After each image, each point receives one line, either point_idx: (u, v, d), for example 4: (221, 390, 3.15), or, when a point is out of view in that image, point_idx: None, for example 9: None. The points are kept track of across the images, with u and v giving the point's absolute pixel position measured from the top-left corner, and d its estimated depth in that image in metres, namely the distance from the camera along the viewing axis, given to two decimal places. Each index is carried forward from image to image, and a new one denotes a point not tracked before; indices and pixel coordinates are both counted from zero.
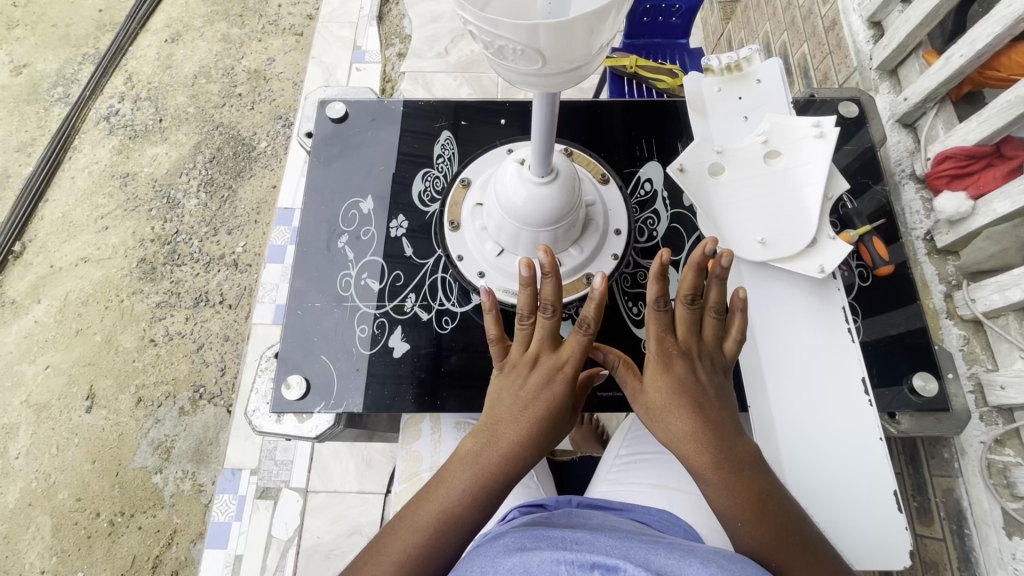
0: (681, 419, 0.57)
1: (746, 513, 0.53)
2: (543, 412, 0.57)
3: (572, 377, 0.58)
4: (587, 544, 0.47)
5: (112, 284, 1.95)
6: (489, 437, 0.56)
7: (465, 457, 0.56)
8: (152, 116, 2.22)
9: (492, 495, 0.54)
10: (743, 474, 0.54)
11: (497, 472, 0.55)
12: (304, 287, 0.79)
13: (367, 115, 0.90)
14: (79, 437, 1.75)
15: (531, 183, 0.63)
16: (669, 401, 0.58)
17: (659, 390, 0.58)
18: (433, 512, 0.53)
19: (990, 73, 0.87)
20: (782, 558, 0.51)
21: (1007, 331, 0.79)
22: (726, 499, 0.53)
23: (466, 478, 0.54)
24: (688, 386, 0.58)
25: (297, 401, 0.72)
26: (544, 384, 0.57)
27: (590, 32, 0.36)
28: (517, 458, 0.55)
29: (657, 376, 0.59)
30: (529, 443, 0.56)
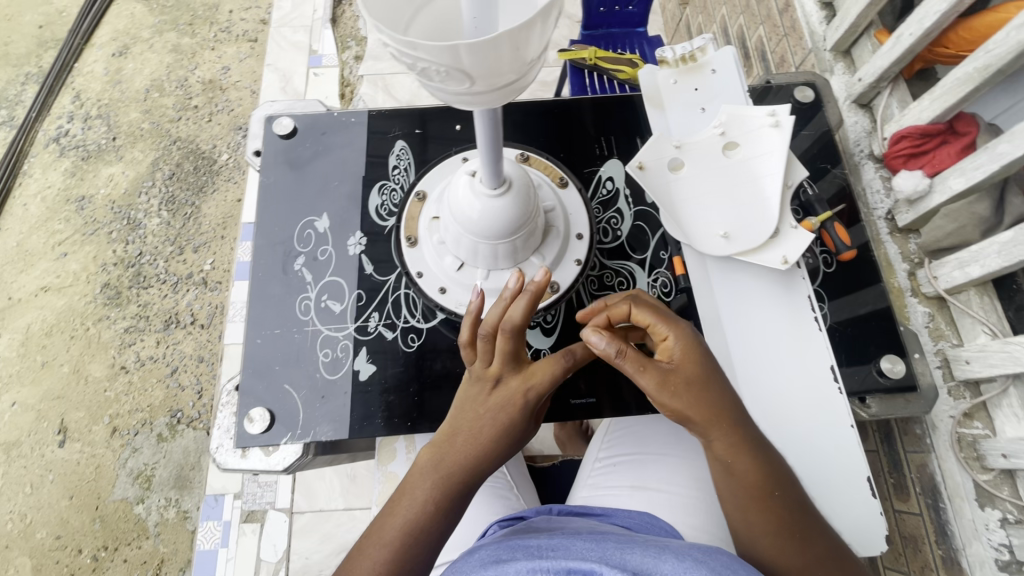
0: (720, 393, 0.55)
1: (773, 482, 0.54)
2: (506, 428, 0.55)
3: (533, 400, 0.56)
4: (563, 550, 0.47)
5: (76, 312, 1.88)
6: (448, 448, 0.55)
7: (423, 469, 0.55)
8: (105, 134, 2.14)
9: (453, 505, 0.54)
10: (763, 453, 0.55)
11: (459, 479, 0.54)
12: (262, 314, 0.77)
13: (316, 129, 0.87)
14: (54, 473, 1.69)
15: (484, 196, 0.60)
16: (704, 378, 0.55)
17: (694, 367, 0.55)
18: (397, 529, 0.52)
19: (940, 50, 0.88)
20: (803, 526, 0.53)
21: (969, 306, 0.81)
22: (751, 469, 0.54)
23: (427, 490, 0.54)
24: (713, 365, 0.56)
25: (262, 434, 0.70)
26: (504, 405, 0.56)
27: (518, 46, 0.34)
28: (477, 467, 0.55)
29: (688, 357, 0.55)
30: (487, 457, 0.55)
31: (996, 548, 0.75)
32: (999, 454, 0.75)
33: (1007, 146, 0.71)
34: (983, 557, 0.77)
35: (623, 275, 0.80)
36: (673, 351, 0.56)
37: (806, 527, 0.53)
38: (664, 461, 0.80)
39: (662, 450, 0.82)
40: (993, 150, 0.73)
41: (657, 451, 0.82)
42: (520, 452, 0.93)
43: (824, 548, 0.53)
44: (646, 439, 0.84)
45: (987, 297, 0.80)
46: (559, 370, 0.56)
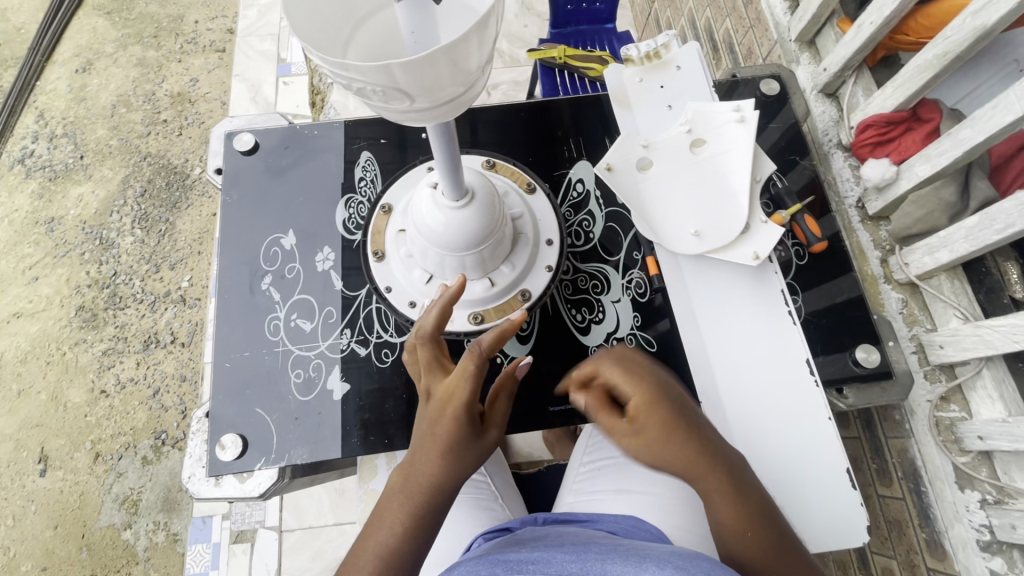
0: (681, 443, 0.53)
1: (751, 518, 0.51)
2: (453, 443, 0.53)
3: (464, 410, 0.54)
4: (542, 564, 0.46)
5: (51, 338, 1.83)
6: (407, 472, 0.53)
7: (393, 497, 0.53)
8: (71, 153, 2.08)
9: (426, 527, 0.51)
10: (742, 487, 0.53)
11: (428, 500, 0.52)
12: (230, 337, 0.75)
13: (278, 144, 0.85)
14: (36, 504, 1.65)
15: (447, 208, 0.59)
16: (661, 432, 0.54)
17: (653, 430, 0.54)
18: (369, 561, 0.49)
19: (900, 38, 0.88)
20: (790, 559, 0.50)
21: (941, 291, 0.81)
22: (737, 515, 0.51)
23: (398, 523, 0.51)
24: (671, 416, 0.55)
25: (235, 461, 0.68)
26: (437, 416, 0.55)
27: (456, 61, 0.32)
28: (441, 490, 0.52)
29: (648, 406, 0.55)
30: (444, 477, 0.53)
31: (977, 528, 0.76)
32: (976, 436, 0.76)
33: (969, 132, 0.72)
34: (966, 538, 0.77)
35: (598, 278, 0.79)
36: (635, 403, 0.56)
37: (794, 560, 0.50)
38: None
39: None
40: (956, 135, 0.74)
41: None
42: (504, 460, 0.92)
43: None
44: None
45: (957, 280, 0.80)
46: (472, 370, 0.54)
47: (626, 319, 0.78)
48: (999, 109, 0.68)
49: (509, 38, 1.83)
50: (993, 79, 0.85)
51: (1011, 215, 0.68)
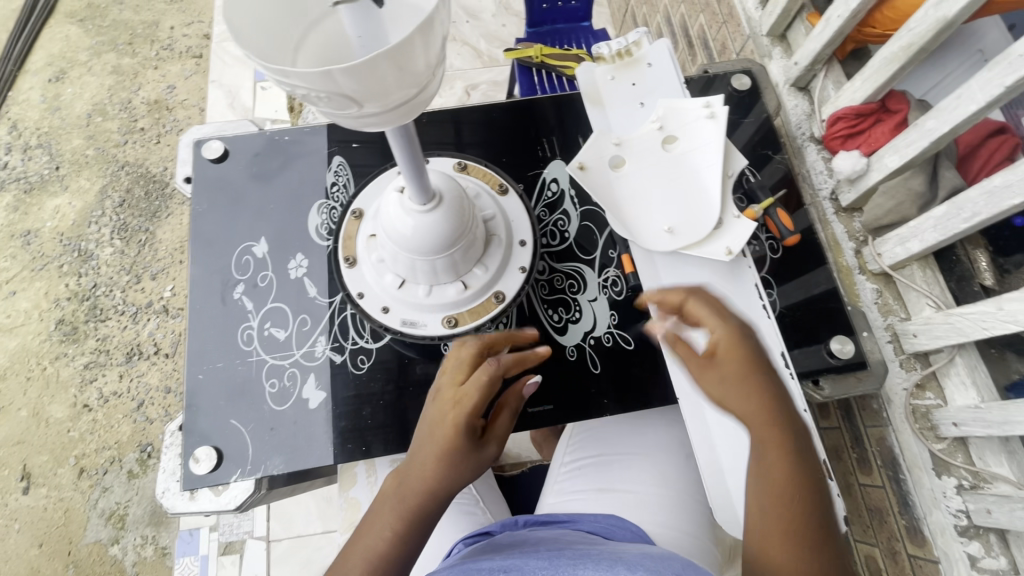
0: (751, 390, 0.55)
1: (797, 491, 0.52)
2: (447, 456, 0.55)
3: (463, 420, 0.55)
4: (516, 571, 0.46)
5: (31, 353, 1.80)
6: (403, 477, 0.56)
7: (386, 502, 0.56)
8: (47, 164, 2.04)
9: (412, 539, 0.55)
10: (797, 467, 0.53)
11: (418, 510, 0.55)
12: (203, 348, 0.74)
13: (249, 151, 0.84)
14: (20, 523, 1.62)
15: (415, 212, 0.58)
16: (741, 374, 0.56)
17: (735, 365, 0.57)
18: (358, 562, 0.53)
19: (867, 31, 0.89)
20: (820, 540, 0.51)
21: (914, 280, 0.82)
22: (786, 483, 0.52)
23: (388, 530, 0.54)
24: (755, 361, 0.56)
25: (209, 474, 0.67)
26: (439, 418, 0.56)
27: (401, 64, 0.32)
28: (432, 501, 0.55)
29: (737, 348, 0.57)
30: (438, 487, 0.55)
31: (955, 514, 0.77)
32: (951, 423, 0.77)
33: (934, 122, 0.72)
34: (944, 524, 0.78)
35: (574, 278, 0.79)
36: (719, 339, 0.58)
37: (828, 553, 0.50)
38: (630, 460, 0.80)
39: (627, 450, 0.81)
40: (922, 126, 0.74)
41: (623, 450, 0.81)
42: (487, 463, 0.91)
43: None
44: (611, 439, 0.83)
45: (928, 269, 0.81)
46: (484, 382, 0.56)
47: (603, 318, 0.77)
48: (963, 99, 0.68)
49: (487, 38, 1.83)
50: (959, 69, 0.86)
51: (977, 204, 0.69)
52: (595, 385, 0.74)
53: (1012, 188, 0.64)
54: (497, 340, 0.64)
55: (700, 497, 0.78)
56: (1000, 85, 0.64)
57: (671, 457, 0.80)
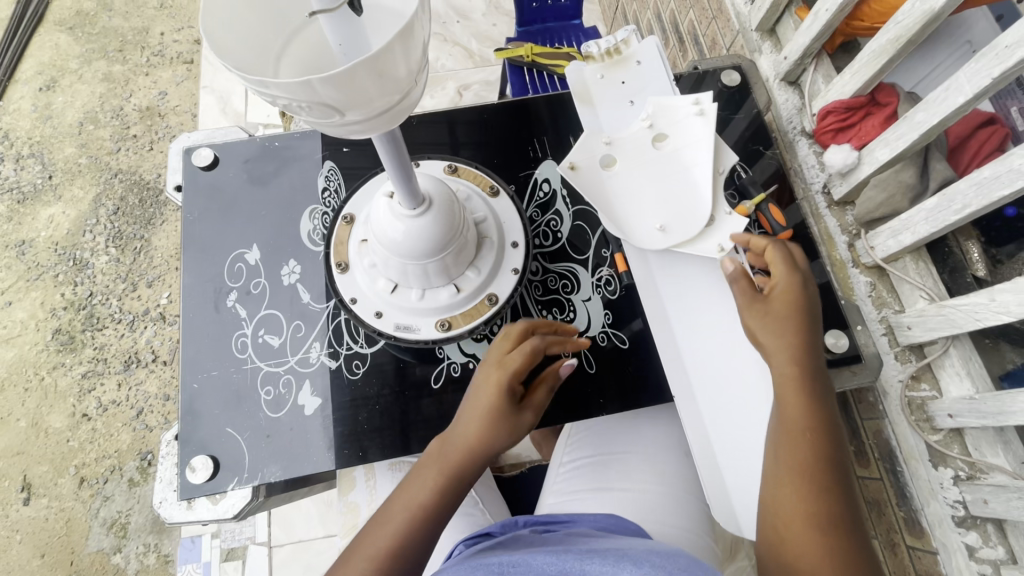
0: (788, 333, 0.63)
1: (809, 429, 0.59)
2: (491, 416, 0.61)
3: (507, 384, 0.61)
4: (524, 567, 0.46)
5: (28, 363, 1.79)
6: (448, 438, 0.62)
7: (430, 460, 0.62)
8: (39, 173, 2.03)
9: (451, 494, 0.60)
10: (814, 407, 0.60)
11: (459, 468, 0.61)
12: (197, 357, 0.74)
13: (239, 158, 0.84)
14: (21, 533, 1.61)
15: (406, 217, 0.58)
16: (784, 316, 0.64)
17: (781, 307, 0.65)
18: (403, 512, 0.58)
19: (855, 24, 0.88)
20: (825, 481, 0.56)
21: (907, 273, 0.82)
22: (800, 416, 0.60)
23: (430, 483, 0.60)
24: (799, 308, 0.64)
25: (206, 483, 0.67)
26: (485, 382, 0.63)
27: (381, 71, 0.32)
28: (473, 459, 0.61)
29: (790, 296, 0.64)
30: (479, 445, 0.61)
31: (952, 505, 0.77)
32: (947, 414, 0.77)
33: (924, 115, 0.72)
34: (941, 515, 0.78)
35: (568, 278, 0.79)
36: (778, 283, 0.66)
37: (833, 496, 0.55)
38: (626, 458, 0.80)
39: (623, 448, 0.81)
40: (911, 119, 0.74)
41: (621, 449, 0.81)
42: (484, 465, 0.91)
43: (838, 516, 0.55)
44: (609, 438, 0.83)
45: (921, 262, 0.81)
46: (527, 353, 0.63)
47: (598, 317, 0.78)
48: (951, 92, 0.68)
49: (478, 38, 1.82)
50: (948, 60, 0.86)
51: (967, 196, 0.69)
52: (591, 384, 0.75)
53: (1001, 179, 0.64)
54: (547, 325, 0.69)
55: (698, 494, 0.79)
56: (987, 76, 0.64)
57: (668, 455, 0.80)
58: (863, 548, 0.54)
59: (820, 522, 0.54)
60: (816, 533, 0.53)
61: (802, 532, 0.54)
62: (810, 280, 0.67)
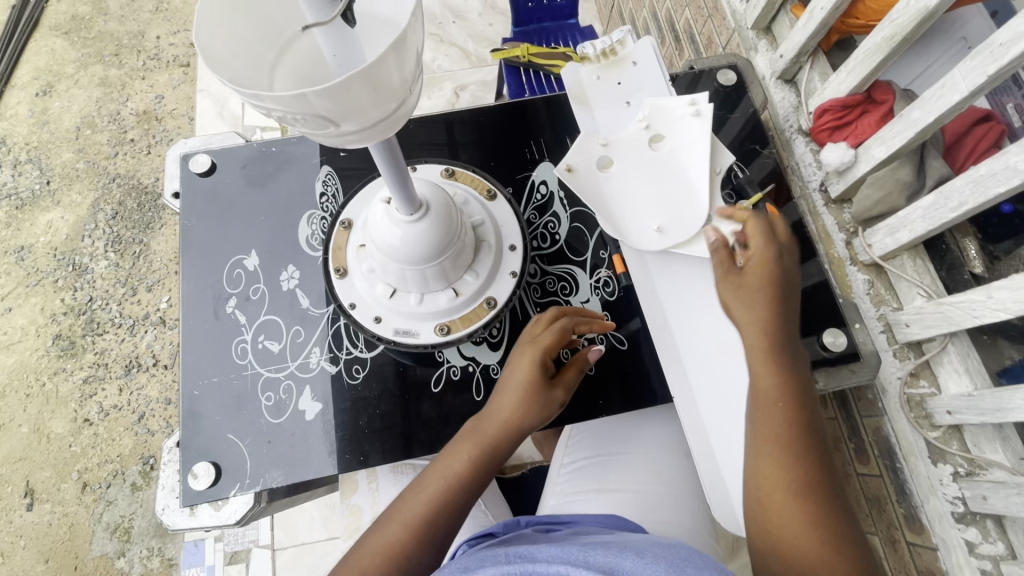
0: (758, 305, 0.65)
1: (785, 400, 0.60)
2: (524, 393, 0.65)
3: (540, 361, 0.66)
4: (530, 556, 0.47)
5: (29, 369, 1.79)
6: (482, 415, 0.66)
7: (464, 435, 0.66)
8: (37, 179, 2.03)
9: (485, 467, 0.64)
10: (790, 378, 0.61)
11: (492, 442, 0.64)
12: (197, 363, 0.74)
13: (236, 163, 0.84)
14: (25, 539, 1.62)
15: (402, 223, 0.58)
16: (759, 288, 0.65)
17: (757, 279, 0.66)
18: (439, 481, 0.63)
19: (851, 22, 0.89)
20: (802, 451, 0.57)
21: (904, 270, 0.82)
22: (774, 388, 0.61)
23: (464, 455, 0.64)
24: (777, 282, 0.66)
25: (208, 490, 0.67)
26: (518, 361, 0.67)
27: (376, 83, 0.32)
28: (506, 434, 0.65)
29: (762, 269, 0.66)
30: (512, 421, 0.65)
31: (952, 501, 0.77)
32: (945, 411, 0.77)
33: (920, 113, 0.72)
34: (941, 511, 0.79)
35: (566, 280, 0.79)
36: (754, 256, 0.67)
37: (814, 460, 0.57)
38: (627, 459, 0.81)
39: (623, 449, 0.82)
40: (908, 117, 0.74)
41: (623, 449, 0.82)
42: None
43: (817, 484, 0.56)
44: (609, 439, 0.84)
45: (919, 259, 0.81)
46: (558, 333, 0.67)
47: None
48: (947, 89, 0.68)
49: (474, 38, 1.82)
50: (943, 57, 0.86)
51: (964, 193, 0.69)
52: (590, 385, 0.75)
53: (997, 177, 0.64)
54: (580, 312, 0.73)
55: (699, 493, 0.79)
56: (982, 74, 0.64)
57: (667, 455, 0.81)
58: (844, 510, 0.55)
59: (798, 486, 0.55)
60: (796, 498, 0.55)
61: (781, 498, 0.55)
62: (786, 253, 0.68)
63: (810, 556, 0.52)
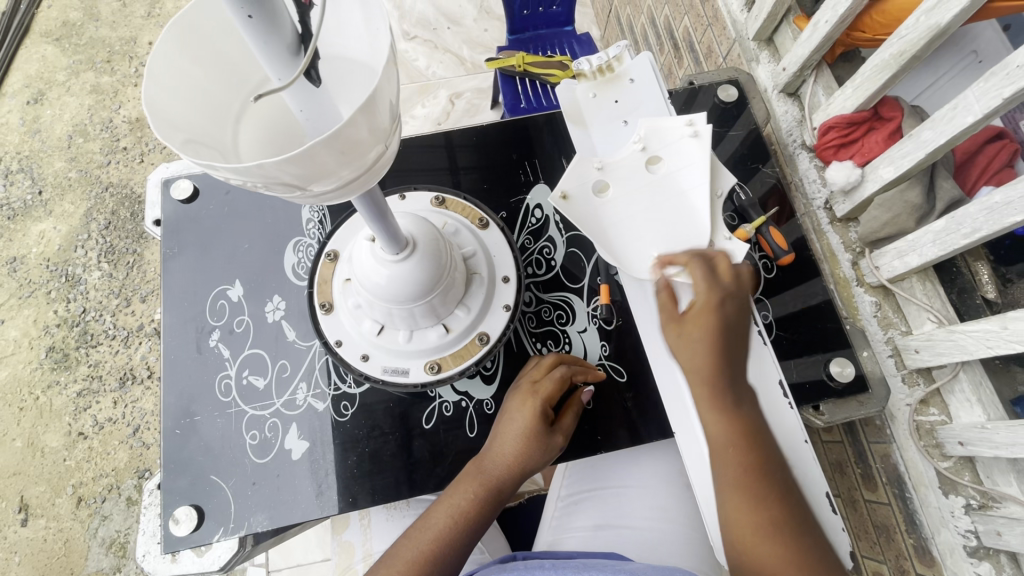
0: (701, 351, 0.56)
1: (746, 443, 0.55)
2: (524, 438, 0.63)
3: (542, 407, 0.64)
4: None
5: (22, 382, 1.76)
6: (479, 461, 0.64)
7: (463, 477, 0.63)
8: (29, 189, 1.99)
9: (485, 511, 0.61)
10: (746, 419, 0.56)
11: (492, 487, 0.62)
12: (179, 401, 0.71)
13: (219, 189, 0.81)
14: (20, 555, 1.59)
15: (389, 263, 0.55)
16: (705, 335, 0.57)
17: (704, 322, 0.57)
18: (442, 519, 0.60)
19: (856, 35, 0.85)
20: (765, 493, 0.54)
21: (914, 294, 0.79)
22: (731, 431, 0.55)
23: (466, 495, 0.61)
24: (725, 321, 0.57)
25: (190, 535, 0.65)
26: (519, 405, 0.65)
27: (345, 145, 0.29)
28: (507, 477, 0.62)
29: (699, 305, 0.58)
30: (514, 465, 0.62)
31: (963, 534, 0.74)
32: (956, 442, 0.74)
33: (930, 134, 0.69)
34: (952, 544, 0.76)
35: (562, 308, 0.77)
36: (698, 296, 0.59)
37: (783, 503, 0.54)
38: (625, 492, 0.78)
39: (622, 481, 0.79)
40: (918, 137, 0.71)
41: (621, 482, 0.79)
42: None
43: (785, 525, 0.53)
44: (605, 471, 0.81)
45: (929, 283, 0.78)
46: (558, 380, 0.66)
47: (594, 349, 0.75)
48: (958, 111, 0.65)
49: (470, 44, 1.79)
50: (951, 72, 0.83)
51: (977, 219, 0.66)
52: (588, 419, 0.72)
53: (1013, 206, 0.61)
54: (571, 361, 0.71)
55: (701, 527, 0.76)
56: (997, 97, 0.61)
57: (669, 488, 0.78)
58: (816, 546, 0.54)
59: (771, 529, 0.53)
60: (770, 543, 0.53)
61: (756, 545, 0.53)
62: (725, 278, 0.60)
63: None
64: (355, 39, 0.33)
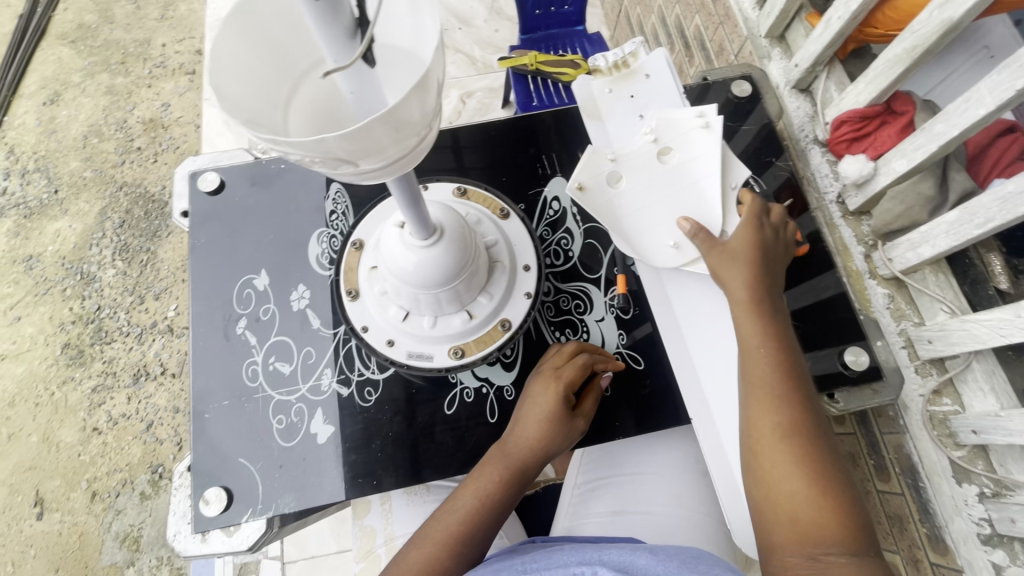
0: (740, 267, 0.68)
1: (772, 344, 0.64)
2: (550, 418, 0.64)
3: (565, 390, 0.65)
4: (545, 560, 0.53)
5: (38, 378, 1.79)
6: (505, 438, 0.66)
7: (488, 459, 0.65)
8: (45, 188, 2.03)
9: (510, 491, 0.63)
10: (776, 327, 0.65)
11: (516, 467, 0.64)
12: (208, 386, 0.73)
13: (244, 181, 0.83)
14: (35, 548, 1.62)
15: (417, 248, 0.57)
16: (744, 252, 0.69)
17: (743, 245, 0.69)
18: (469, 500, 0.62)
19: (869, 31, 0.86)
20: (788, 391, 0.61)
21: (926, 285, 0.80)
22: (759, 333, 0.65)
23: (492, 478, 0.63)
24: (764, 244, 0.70)
25: (220, 515, 0.66)
26: (544, 388, 0.66)
27: (397, 123, 0.30)
28: (531, 457, 0.64)
29: (744, 235, 0.69)
30: (539, 445, 0.64)
31: (977, 522, 0.75)
32: (970, 430, 0.75)
33: (943, 126, 0.71)
34: (966, 533, 0.76)
35: (580, 298, 0.78)
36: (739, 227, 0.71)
37: (803, 400, 0.60)
38: (641, 479, 0.80)
39: (637, 469, 0.81)
40: (930, 130, 0.73)
41: (637, 469, 0.81)
42: None
43: (805, 419, 0.60)
44: (621, 458, 0.82)
45: (942, 274, 0.79)
46: (581, 365, 0.68)
47: (612, 338, 0.76)
48: (972, 103, 0.67)
49: (481, 45, 1.81)
50: (964, 66, 0.85)
51: (990, 210, 0.67)
52: (607, 406, 0.73)
53: None
54: (591, 350, 0.72)
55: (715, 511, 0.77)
56: (1010, 89, 0.62)
57: (683, 475, 0.79)
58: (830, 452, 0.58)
59: (790, 423, 0.59)
60: (786, 442, 0.58)
61: (773, 443, 0.58)
62: (772, 227, 0.72)
63: (802, 502, 0.55)
64: (403, 27, 0.34)
